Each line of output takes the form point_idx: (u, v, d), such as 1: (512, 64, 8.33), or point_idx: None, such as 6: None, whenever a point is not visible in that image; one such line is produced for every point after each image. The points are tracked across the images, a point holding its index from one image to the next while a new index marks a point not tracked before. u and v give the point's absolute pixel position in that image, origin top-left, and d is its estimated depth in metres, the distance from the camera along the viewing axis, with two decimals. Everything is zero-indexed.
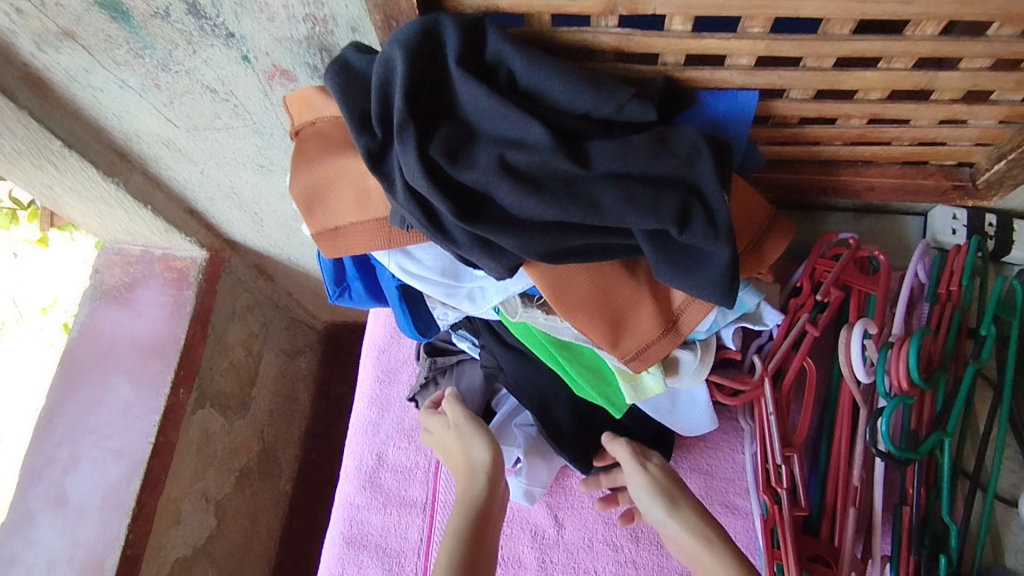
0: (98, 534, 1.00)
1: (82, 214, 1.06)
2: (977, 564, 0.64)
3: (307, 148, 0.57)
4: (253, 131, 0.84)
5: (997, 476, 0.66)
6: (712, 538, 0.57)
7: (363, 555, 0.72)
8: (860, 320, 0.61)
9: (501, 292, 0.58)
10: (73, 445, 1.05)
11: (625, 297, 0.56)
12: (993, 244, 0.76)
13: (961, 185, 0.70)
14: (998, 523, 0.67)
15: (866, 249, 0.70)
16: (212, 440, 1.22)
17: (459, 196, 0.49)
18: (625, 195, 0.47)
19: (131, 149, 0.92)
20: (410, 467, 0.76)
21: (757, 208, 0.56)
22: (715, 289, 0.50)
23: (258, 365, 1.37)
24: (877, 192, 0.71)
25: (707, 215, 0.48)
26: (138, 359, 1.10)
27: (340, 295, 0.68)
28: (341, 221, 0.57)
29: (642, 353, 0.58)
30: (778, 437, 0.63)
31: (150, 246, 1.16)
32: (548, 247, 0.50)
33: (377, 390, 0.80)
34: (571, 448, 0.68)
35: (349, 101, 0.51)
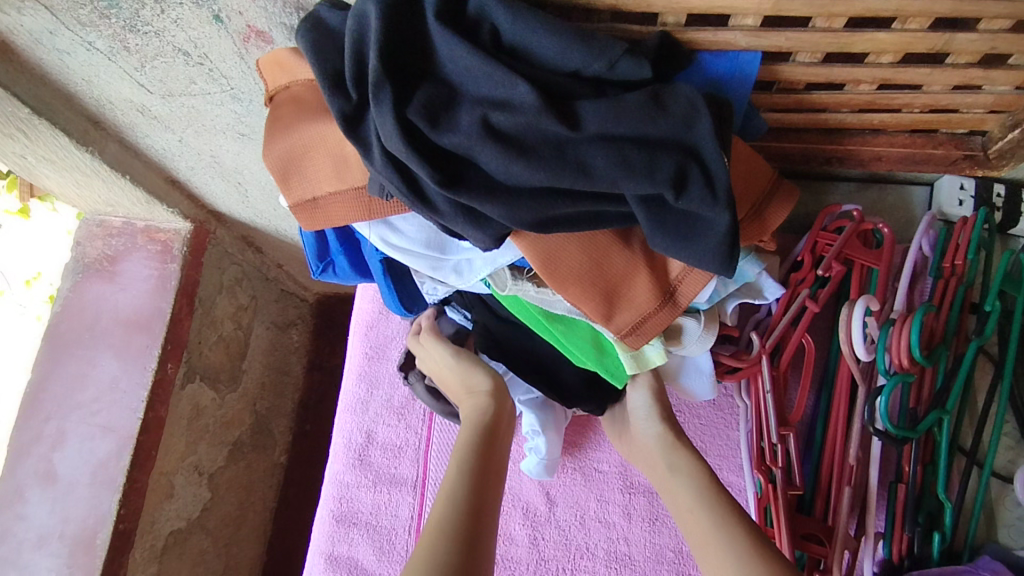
0: (89, 509, 0.99)
1: (58, 184, 1.02)
2: (970, 540, 0.63)
3: (282, 114, 0.54)
4: (232, 97, 0.80)
5: (995, 452, 0.65)
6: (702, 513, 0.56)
7: (353, 532, 0.72)
8: (862, 297, 0.59)
9: (489, 264, 0.55)
10: (60, 421, 1.04)
11: (618, 270, 0.54)
12: (1000, 216, 0.74)
13: (972, 154, 0.67)
14: (993, 499, 0.67)
15: (871, 221, 0.67)
16: (203, 414, 1.20)
17: (441, 161, 0.46)
18: (618, 159, 0.45)
19: (105, 116, 0.88)
20: (400, 444, 0.74)
21: (759, 172, 0.54)
22: (714, 258, 0.48)
23: (248, 338, 1.35)
24: (884, 162, 0.68)
25: (706, 180, 0.46)
26: (124, 333, 1.08)
27: (323, 271, 0.66)
28: (319, 191, 0.55)
29: (638, 328, 0.55)
30: (775, 417, 0.61)
31: (132, 217, 1.13)
32: (537, 215, 0.48)
33: (366, 366, 0.78)
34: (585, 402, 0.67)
35: (322, 61, 0.49)
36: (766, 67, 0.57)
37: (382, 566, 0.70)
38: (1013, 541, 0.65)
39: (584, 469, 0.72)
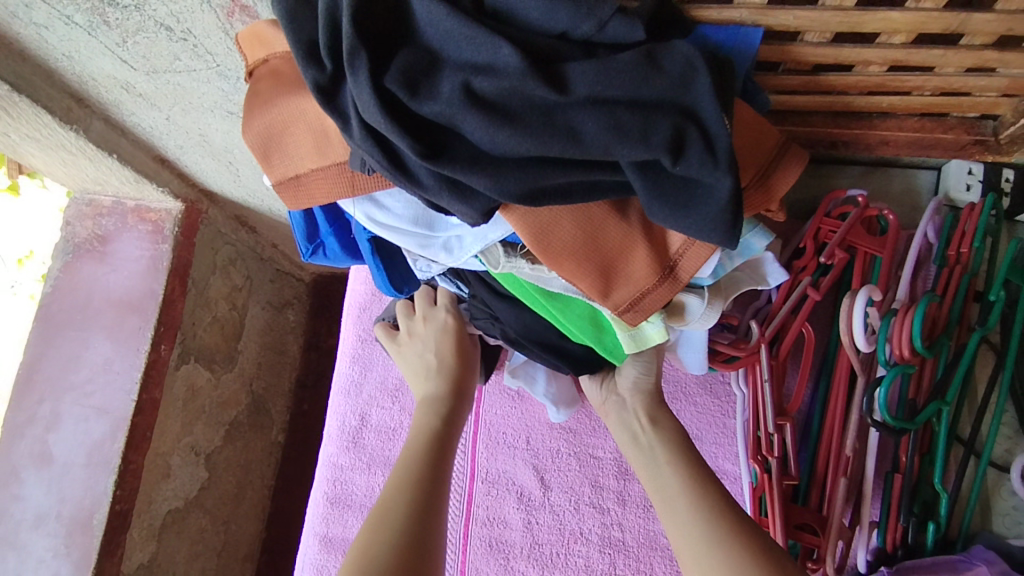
0: (85, 490, 0.99)
1: (44, 162, 1.00)
2: (965, 530, 0.63)
3: (260, 89, 0.54)
4: (217, 74, 0.77)
5: (993, 444, 0.64)
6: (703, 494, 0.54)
7: (347, 514, 0.71)
8: (864, 287, 0.57)
9: (480, 241, 0.54)
10: (54, 402, 1.03)
11: (615, 241, 0.54)
12: (1008, 201, 0.73)
13: (982, 140, 0.64)
14: (989, 487, 0.67)
15: (875, 207, 0.66)
16: (199, 395, 1.20)
17: (423, 132, 0.46)
18: (610, 122, 0.44)
19: (88, 92, 0.85)
20: (394, 427, 0.73)
21: (765, 134, 0.51)
22: (716, 225, 0.47)
23: (243, 319, 1.34)
24: (891, 147, 0.66)
25: (705, 139, 0.44)
26: (116, 314, 1.06)
27: (313, 253, 0.65)
28: (300, 168, 0.54)
29: (638, 303, 0.56)
30: (773, 406, 0.61)
31: (122, 197, 1.11)
32: (525, 186, 0.47)
33: (359, 348, 0.77)
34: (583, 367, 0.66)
35: (295, 31, 0.47)
36: (772, 47, 0.54)
37: None
38: (1006, 530, 0.65)
39: (580, 455, 0.71)
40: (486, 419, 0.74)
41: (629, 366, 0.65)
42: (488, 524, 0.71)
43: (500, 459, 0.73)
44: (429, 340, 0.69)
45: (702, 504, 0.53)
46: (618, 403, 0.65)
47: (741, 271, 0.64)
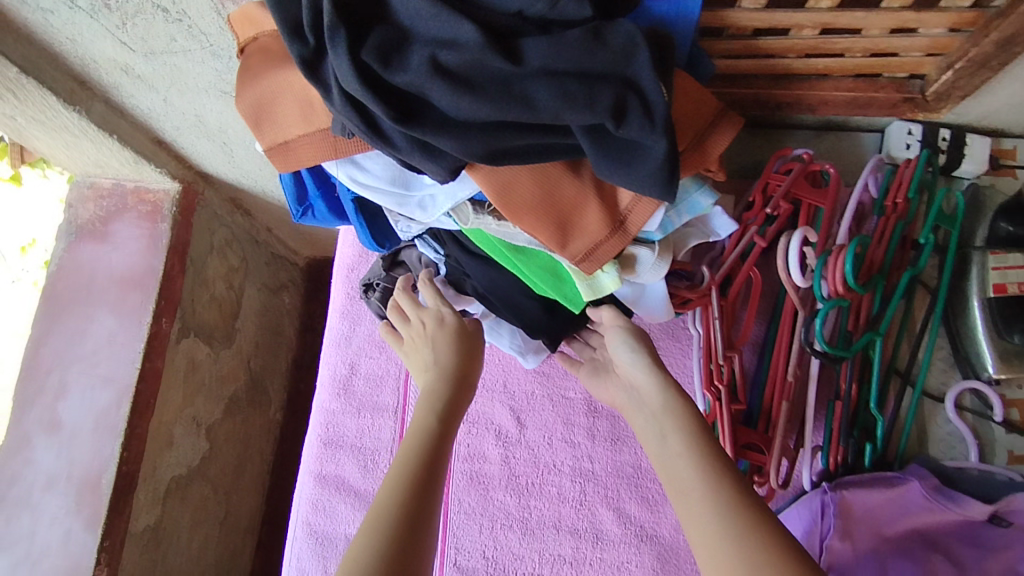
0: (93, 454, 1.04)
1: (49, 146, 1.05)
2: (902, 450, 0.72)
3: (251, 61, 0.59)
4: (211, 55, 0.83)
5: (926, 372, 0.73)
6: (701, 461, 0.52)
7: (339, 453, 0.78)
8: (800, 228, 0.63)
9: (450, 200, 0.59)
10: (62, 373, 1.09)
11: (569, 198, 0.59)
12: (944, 159, 0.79)
13: (911, 97, 0.71)
14: (922, 415, 0.75)
15: (818, 163, 0.72)
16: (199, 367, 1.26)
17: (396, 100, 0.51)
18: (560, 91, 0.50)
19: (90, 74, 0.91)
20: (382, 375, 0.80)
21: (706, 101, 0.58)
22: (654, 182, 0.54)
23: (240, 298, 1.40)
24: (829, 106, 0.73)
25: (644, 106, 0.51)
26: (118, 289, 1.12)
27: (303, 215, 0.70)
28: (290, 134, 0.58)
29: (591, 255, 0.62)
30: (722, 341, 0.68)
31: (122, 179, 1.17)
32: (487, 147, 0.52)
33: (348, 304, 0.83)
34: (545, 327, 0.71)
35: (281, 11, 0.52)
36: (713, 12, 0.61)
37: (365, 483, 0.77)
38: (938, 450, 0.74)
39: (553, 396, 0.78)
40: None
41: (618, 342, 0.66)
42: (468, 460, 0.77)
43: (479, 401, 0.79)
44: (430, 330, 0.68)
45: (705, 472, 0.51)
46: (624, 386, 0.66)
47: (695, 224, 0.71)
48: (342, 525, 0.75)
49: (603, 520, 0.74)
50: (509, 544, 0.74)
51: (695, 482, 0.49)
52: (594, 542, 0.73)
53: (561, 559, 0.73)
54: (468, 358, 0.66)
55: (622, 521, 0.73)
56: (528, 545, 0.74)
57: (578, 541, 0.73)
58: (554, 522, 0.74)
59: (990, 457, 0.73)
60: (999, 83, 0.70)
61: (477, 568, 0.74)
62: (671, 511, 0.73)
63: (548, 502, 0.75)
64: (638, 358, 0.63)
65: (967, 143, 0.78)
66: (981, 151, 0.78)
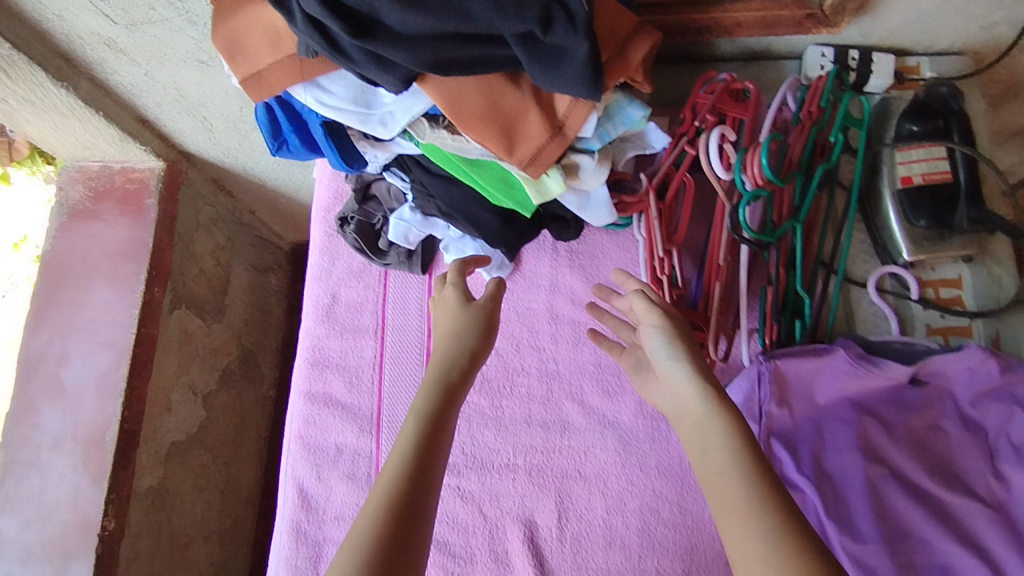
0: (96, 412, 1.12)
1: (39, 129, 1.12)
2: (830, 328, 0.81)
3: (223, 3, 0.67)
4: (187, 22, 0.91)
5: (847, 258, 0.81)
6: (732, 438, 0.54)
7: (326, 372, 0.86)
8: (718, 127, 0.73)
9: (408, 114, 0.68)
10: (62, 342, 1.16)
11: (512, 106, 0.68)
12: (855, 75, 0.87)
13: (811, 13, 0.80)
14: (848, 300, 0.83)
15: (738, 81, 0.81)
16: (192, 338, 1.33)
17: (353, 19, 0.58)
18: (494, 3, 0.57)
19: (76, 52, 0.99)
20: (362, 300, 0.88)
21: (623, 19, 0.67)
22: (581, 81, 0.63)
23: (228, 276, 1.47)
24: (744, 28, 0.82)
25: (567, 14, 0.59)
26: (111, 262, 1.20)
27: (280, 149, 0.79)
28: (261, 65, 0.66)
29: (536, 159, 0.70)
30: (661, 236, 0.76)
31: (108, 161, 1.24)
32: (433, 57, 0.61)
33: (327, 241, 0.90)
34: (502, 240, 0.80)
35: None
36: None
37: (352, 395, 0.84)
38: (866, 329, 0.82)
39: (518, 308, 0.86)
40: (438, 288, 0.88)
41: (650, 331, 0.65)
42: None
43: None
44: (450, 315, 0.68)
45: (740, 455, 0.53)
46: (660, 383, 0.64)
47: (632, 140, 0.79)
48: (332, 435, 0.83)
49: (569, 412, 0.82)
50: (485, 440, 0.82)
51: (741, 499, 0.49)
52: (562, 431, 0.81)
53: (532, 449, 0.81)
54: (473, 353, 0.65)
55: (585, 412, 0.82)
56: (502, 440, 0.82)
57: (547, 432, 0.81)
58: (525, 418, 0.82)
59: (910, 331, 0.82)
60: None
61: (457, 464, 0.81)
62: (628, 398, 0.81)
63: (519, 401, 0.83)
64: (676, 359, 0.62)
65: (874, 61, 0.87)
66: (886, 67, 0.87)
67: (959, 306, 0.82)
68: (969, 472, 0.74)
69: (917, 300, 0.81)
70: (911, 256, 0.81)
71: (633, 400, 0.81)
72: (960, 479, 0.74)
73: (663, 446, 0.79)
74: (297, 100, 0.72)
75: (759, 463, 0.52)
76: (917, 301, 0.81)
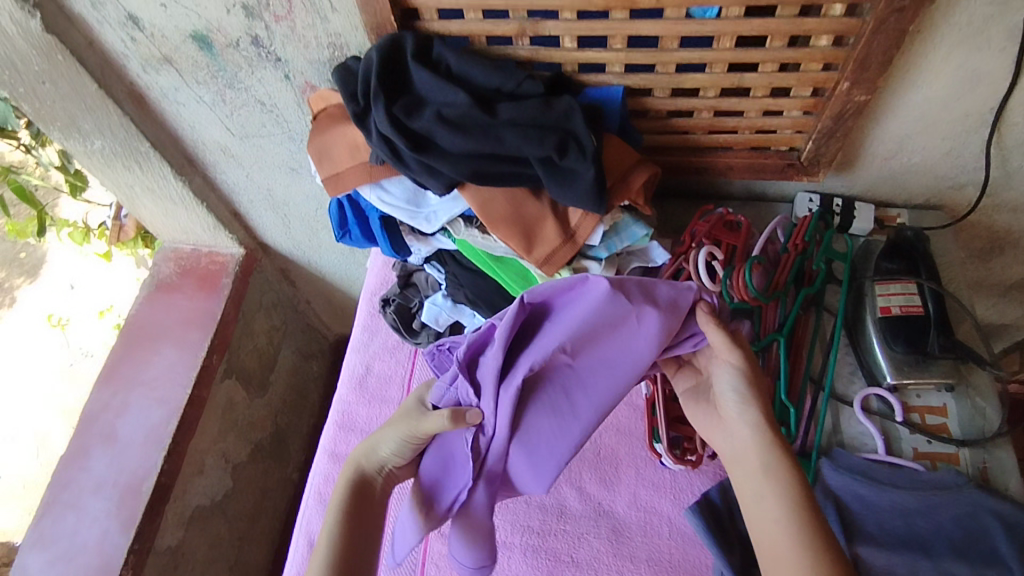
0: (139, 462, 1.23)
1: (152, 213, 1.35)
2: (817, 441, 0.86)
3: (322, 122, 0.85)
4: (289, 138, 1.12)
5: (832, 375, 0.88)
6: (771, 491, 0.66)
7: (350, 435, 0.94)
8: (707, 248, 0.87)
9: (450, 213, 0.82)
10: (125, 395, 1.31)
11: (532, 214, 0.81)
12: (839, 219, 0.99)
13: (793, 163, 0.92)
14: (836, 415, 0.89)
15: (731, 214, 0.95)
16: (235, 408, 1.45)
17: (413, 136, 0.76)
18: (521, 133, 0.75)
19: (198, 156, 1.20)
20: (392, 374, 0.98)
21: (625, 152, 0.81)
22: (587, 197, 0.76)
23: (276, 355, 1.62)
24: (735, 171, 0.95)
25: (579, 146, 0.76)
26: (183, 329, 1.37)
27: (342, 237, 0.93)
28: (340, 168, 0.83)
29: (551, 258, 0.81)
30: None
31: (199, 245, 1.46)
32: (471, 170, 0.76)
33: (369, 319, 1.03)
34: None
35: (358, 81, 0.78)
36: (638, 100, 0.87)
37: None
38: (852, 444, 0.87)
39: None
40: None
41: (721, 376, 0.73)
42: None
43: None
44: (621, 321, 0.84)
45: (796, 515, 0.64)
46: (725, 432, 0.73)
47: (637, 253, 0.91)
48: None
49: (566, 496, 0.86)
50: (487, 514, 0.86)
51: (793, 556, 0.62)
52: (559, 515, 0.85)
53: (529, 528, 0.84)
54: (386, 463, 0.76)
55: (582, 497, 0.86)
56: (504, 515, 0.86)
57: (545, 515, 0.85)
58: (526, 497, 0.87)
59: (897, 453, 0.85)
60: (871, 146, 0.93)
61: None
62: (623, 489, 0.86)
63: None
64: (743, 404, 0.71)
65: (857, 210, 0.99)
66: (866, 214, 0.99)
67: (944, 432, 0.86)
68: (615, 375, 0.73)
69: (901, 421, 0.86)
70: (893, 379, 0.87)
71: (628, 492, 0.85)
72: (596, 377, 0.74)
73: (655, 539, 0.82)
74: (364, 200, 0.87)
75: (810, 522, 0.63)
76: (902, 422, 0.86)
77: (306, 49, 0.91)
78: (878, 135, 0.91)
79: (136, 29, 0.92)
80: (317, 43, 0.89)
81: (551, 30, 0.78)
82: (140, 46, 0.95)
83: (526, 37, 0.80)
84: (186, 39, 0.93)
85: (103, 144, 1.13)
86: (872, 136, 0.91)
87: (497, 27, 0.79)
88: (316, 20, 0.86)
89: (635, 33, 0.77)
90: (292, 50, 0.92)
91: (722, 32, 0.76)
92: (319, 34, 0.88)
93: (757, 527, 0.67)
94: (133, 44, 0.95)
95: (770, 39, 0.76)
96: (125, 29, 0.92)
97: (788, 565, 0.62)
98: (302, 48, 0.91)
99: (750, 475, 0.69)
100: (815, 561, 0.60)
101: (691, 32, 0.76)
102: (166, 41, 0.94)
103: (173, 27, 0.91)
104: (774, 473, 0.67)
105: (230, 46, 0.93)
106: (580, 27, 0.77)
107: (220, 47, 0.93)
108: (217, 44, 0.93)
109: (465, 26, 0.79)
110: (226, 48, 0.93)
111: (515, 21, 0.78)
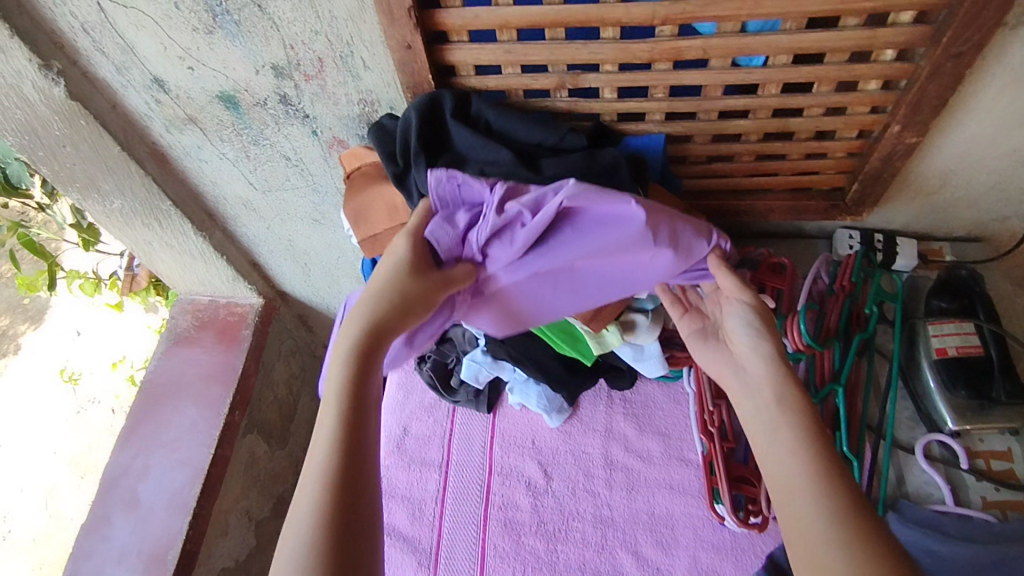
0: (163, 529, 1.20)
1: (170, 267, 1.32)
2: (884, 494, 0.83)
3: (357, 183, 0.82)
4: (313, 190, 1.10)
5: (893, 423, 0.85)
6: (781, 412, 0.65)
7: (391, 502, 0.91)
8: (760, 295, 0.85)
9: None
10: (146, 457, 1.27)
11: None
12: (881, 255, 0.96)
13: (837, 204, 0.91)
14: (900, 466, 0.85)
15: (774, 257, 0.93)
16: (257, 462, 1.41)
17: None
18: None
19: (218, 210, 1.18)
20: (430, 434, 0.95)
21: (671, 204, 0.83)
22: None
23: (296, 403, 1.58)
24: (776, 213, 0.93)
25: None
26: (203, 386, 1.34)
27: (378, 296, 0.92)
28: (378, 230, 0.82)
29: (601, 314, 0.78)
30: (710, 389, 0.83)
31: (216, 296, 1.42)
32: None
33: (404, 377, 1.00)
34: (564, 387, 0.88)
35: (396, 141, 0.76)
36: (678, 146, 0.85)
37: (413, 527, 0.89)
38: (917, 496, 0.83)
39: (576, 452, 0.90)
40: (500, 427, 0.94)
41: (732, 314, 0.74)
42: (502, 508, 0.87)
43: (512, 456, 0.91)
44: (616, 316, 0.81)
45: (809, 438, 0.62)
46: (738, 370, 0.72)
47: None
48: (392, 567, 0.86)
49: (623, 563, 0.82)
50: None
51: (805, 472, 0.59)
52: None
53: None
54: (385, 335, 0.63)
55: (640, 564, 0.81)
56: None
57: None
58: (579, 565, 0.83)
59: (966, 504, 0.82)
60: (915, 181, 0.91)
61: None
62: (683, 553, 0.81)
63: (574, 547, 0.84)
64: (756, 337, 0.71)
65: (899, 246, 0.96)
66: (909, 250, 0.96)
67: (1013, 479, 0.82)
68: (609, 286, 0.75)
69: (967, 468, 0.83)
70: (956, 426, 0.83)
71: (687, 555, 0.81)
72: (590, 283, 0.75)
73: None
74: None
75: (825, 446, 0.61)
76: (968, 470, 0.83)
77: (335, 106, 0.90)
78: (922, 171, 0.89)
79: (161, 91, 0.90)
80: (347, 100, 0.88)
81: (592, 82, 0.77)
82: (164, 107, 0.94)
83: (565, 89, 0.79)
84: (211, 99, 0.91)
85: (122, 204, 1.11)
86: (916, 174, 0.89)
87: (536, 81, 0.77)
88: (347, 79, 0.85)
89: (679, 82, 0.76)
90: (322, 107, 0.90)
91: (768, 79, 0.74)
92: (350, 91, 0.87)
93: (766, 451, 0.64)
94: (158, 106, 0.93)
95: (817, 84, 0.75)
96: (150, 91, 0.91)
97: (794, 472, 0.60)
98: (331, 105, 0.90)
99: (760, 404, 0.68)
100: (825, 470, 0.58)
101: (738, 80, 0.75)
102: (191, 103, 0.92)
103: (199, 88, 0.89)
104: (785, 398, 0.66)
105: (257, 105, 0.91)
106: (622, 78, 0.76)
107: (247, 106, 0.92)
108: (243, 104, 0.91)
109: (503, 81, 0.78)
110: (253, 107, 0.92)
111: (555, 74, 0.76)
